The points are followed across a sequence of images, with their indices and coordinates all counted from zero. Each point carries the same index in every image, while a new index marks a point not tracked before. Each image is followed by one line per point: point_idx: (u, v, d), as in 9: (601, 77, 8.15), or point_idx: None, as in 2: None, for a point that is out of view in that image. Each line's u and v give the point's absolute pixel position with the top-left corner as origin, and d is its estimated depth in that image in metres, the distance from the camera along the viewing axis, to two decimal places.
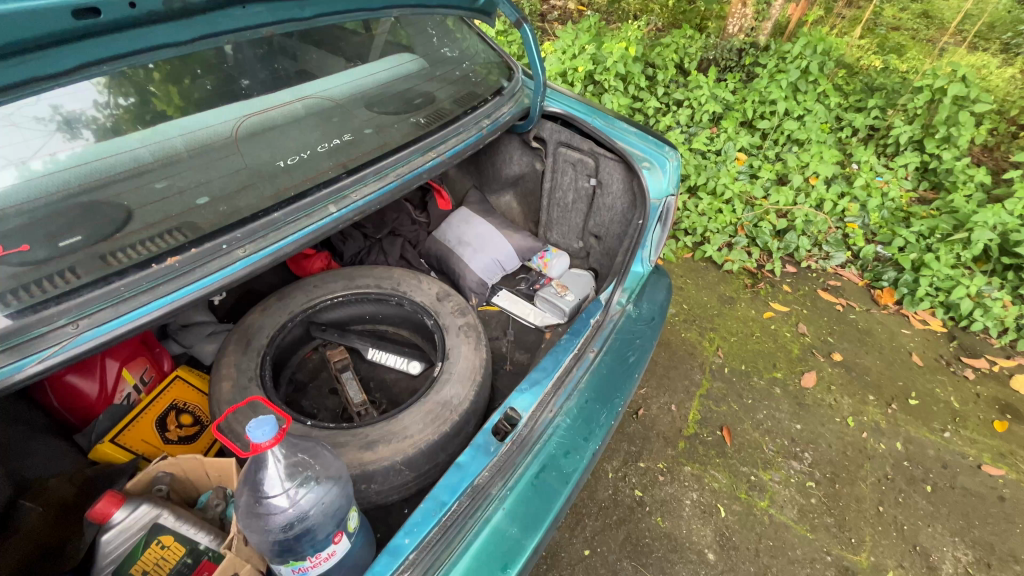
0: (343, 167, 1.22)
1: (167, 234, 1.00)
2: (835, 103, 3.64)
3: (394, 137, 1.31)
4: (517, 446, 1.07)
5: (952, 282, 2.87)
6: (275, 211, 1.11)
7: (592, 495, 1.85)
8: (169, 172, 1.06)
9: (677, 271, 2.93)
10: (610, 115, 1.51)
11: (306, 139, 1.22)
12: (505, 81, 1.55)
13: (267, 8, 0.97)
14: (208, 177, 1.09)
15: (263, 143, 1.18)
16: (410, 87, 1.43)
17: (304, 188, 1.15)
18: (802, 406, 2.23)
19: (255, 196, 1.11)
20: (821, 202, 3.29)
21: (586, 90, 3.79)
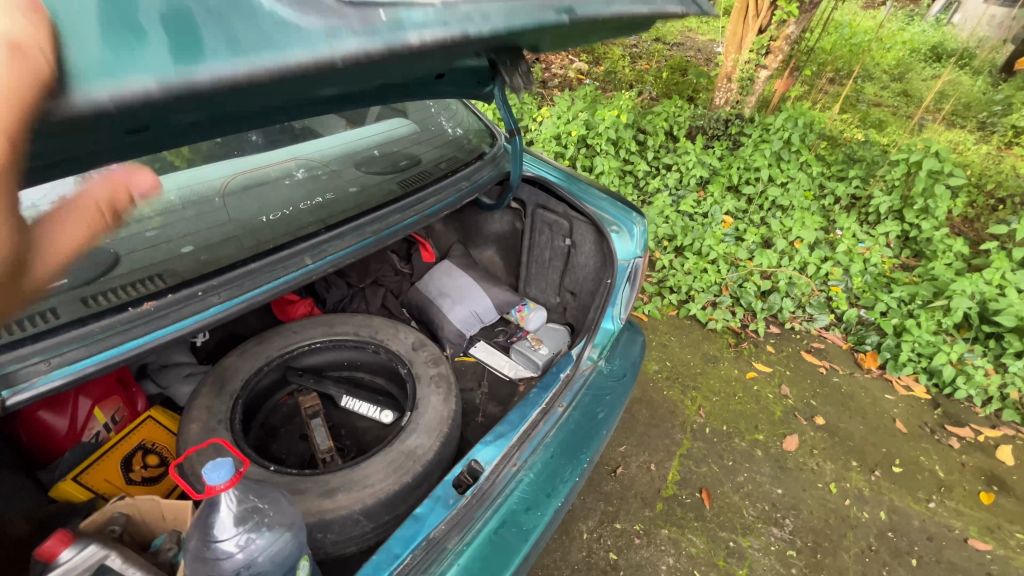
0: (324, 222, 1.29)
1: (148, 279, 1.06)
2: (817, 172, 3.82)
3: (377, 196, 1.39)
4: (477, 499, 1.08)
5: (934, 348, 2.90)
6: (252, 262, 1.16)
7: (565, 556, 1.80)
8: (160, 225, 1.16)
9: (661, 328, 2.97)
10: (584, 181, 1.61)
11: (291, 199, 1.32)
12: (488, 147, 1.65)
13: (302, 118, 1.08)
14: (194, 230, 1.19)
15: (251, 201, 1.29)
16: (395, 153, 1.55)
17: (284, 241, 1.22)
18: (784, 470, 2.21)
19: (236, 248, 1.18)
20: (804, 265, 3.39)
21: (579, 153, 4.00)
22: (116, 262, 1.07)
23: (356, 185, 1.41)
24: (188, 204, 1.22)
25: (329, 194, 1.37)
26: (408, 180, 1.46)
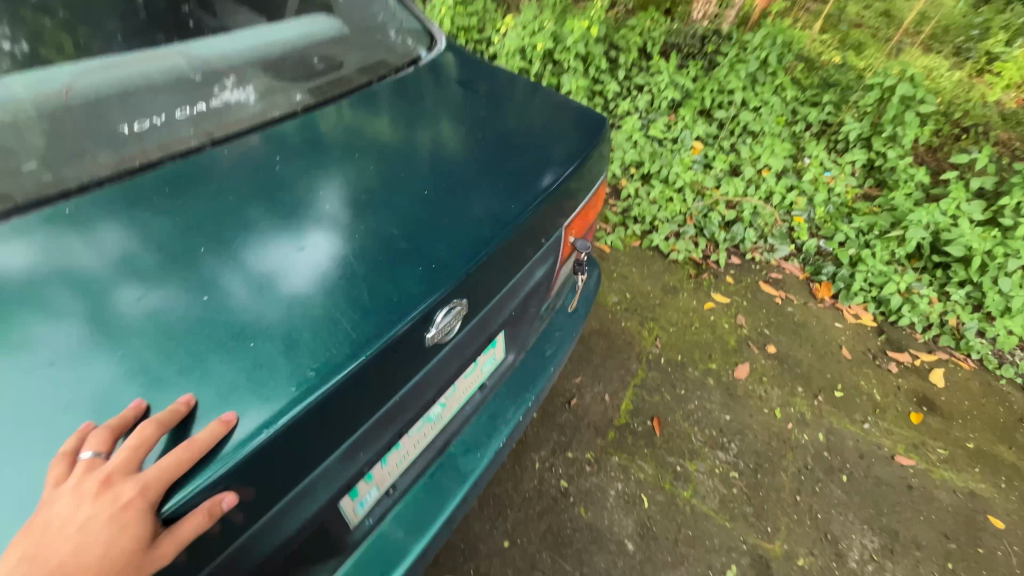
0: (209, 136, 1.19)
1: None
2: (790, 96, 3.65)
3: (277, 106, 1.30)
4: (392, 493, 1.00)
5: (884, 278, 2.98)
6: (111, 182, 1.06)
7: (517, 486, 1.82)
8: (92, 225, 0.97)
9: (623, 259, 2.90)
10: (503, 70, 1.63)
11: (228, 172, 1.12)
12: (478, 90, 1.48)
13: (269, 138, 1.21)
14: (142, 236, 0.97)
15: (208, 185, 1.08)
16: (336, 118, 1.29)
17: (156, 157, 1.12)
18: (733, 396, 2.27)
19: (90, 164, 1.06)
20: (770, 194, 3.33)
21: (545, 69, 3.76)
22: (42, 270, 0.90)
23: (307, 159, 1.16)
24: (113, 202, 1.02)
25: (247, 137, 1.20)
26: (323, 85, 1.37)
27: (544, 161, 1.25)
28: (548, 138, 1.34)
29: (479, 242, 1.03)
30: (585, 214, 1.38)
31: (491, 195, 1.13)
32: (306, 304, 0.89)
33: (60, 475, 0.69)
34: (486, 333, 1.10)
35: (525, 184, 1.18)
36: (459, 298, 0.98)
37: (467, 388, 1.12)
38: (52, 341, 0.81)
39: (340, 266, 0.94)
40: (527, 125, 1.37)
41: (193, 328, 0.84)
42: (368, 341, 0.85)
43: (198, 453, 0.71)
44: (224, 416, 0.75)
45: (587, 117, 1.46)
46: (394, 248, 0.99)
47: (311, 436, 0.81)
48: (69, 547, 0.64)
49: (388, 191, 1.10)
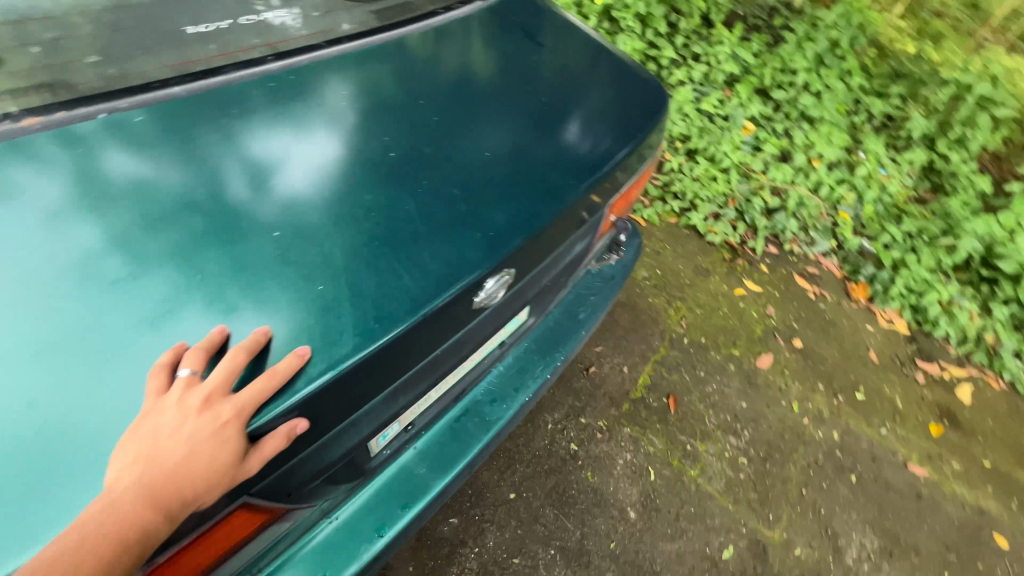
0: (272, 49, 1.23)
1: (40, 89, 1.03)
2: (857, 84, 3.42)
3: (337, 27, 1.33)
4: (409, 434, 0.99)
5: (926, 286, 2.87)
6: (174, 83, 1.11)
7: (528, 442, 1.84)
8: (132, 144, 0.97)
9: (657, 235, 2.83)
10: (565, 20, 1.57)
11: (271, 111, 1.08)
12: (543, 43, 1.43)
13: (326, 64, 1.21)
14: (182, 165, 0.95)
15: (252, 123, 1.05)
16: (389, 60, 1.25)
17: (219, 64, 1.16)
18: (752, 385, 2.24)
19: (152, 63, 1.13)
20: (818, 185, 3.19)
21: (600, 26, 3.57)
22: (83, 189, 0.90)
23: (356, 108, 1.11)
24: (155, 126, 1.01)
25: (304, 61, 1.21)
26: (381, 13, 1.39)
27: (592, 143, 1.20)
28: (602, 117, 1.28)
29: (537, 216, 1.02)
30: (626, 196, 1.33)
31: (548, 169, 1.09)
32: (364, 252, 0.88)
33: (161, 388, 0.72)
34: (523, 299, 1.09)
35: (575, 168, 1.12)
36: (511, 267, 0.98)
37: (494, 342, 1.09)
38: (85, 251, 0.83)
39: (396, 218, 0.93)
40: (583, 97, 1.30)
41: (231, 268, 0.84)
42: (428, 301, 0.86)
43: (279, 384, 0.74)
44: (297, 349, 0.77)
45: (649, 100, 1.40)
46: (451, 208, 0.97)
47: (363, 382, 0.82)
48: (182, 453, 0.68)
49: (444, 145, 1.07)
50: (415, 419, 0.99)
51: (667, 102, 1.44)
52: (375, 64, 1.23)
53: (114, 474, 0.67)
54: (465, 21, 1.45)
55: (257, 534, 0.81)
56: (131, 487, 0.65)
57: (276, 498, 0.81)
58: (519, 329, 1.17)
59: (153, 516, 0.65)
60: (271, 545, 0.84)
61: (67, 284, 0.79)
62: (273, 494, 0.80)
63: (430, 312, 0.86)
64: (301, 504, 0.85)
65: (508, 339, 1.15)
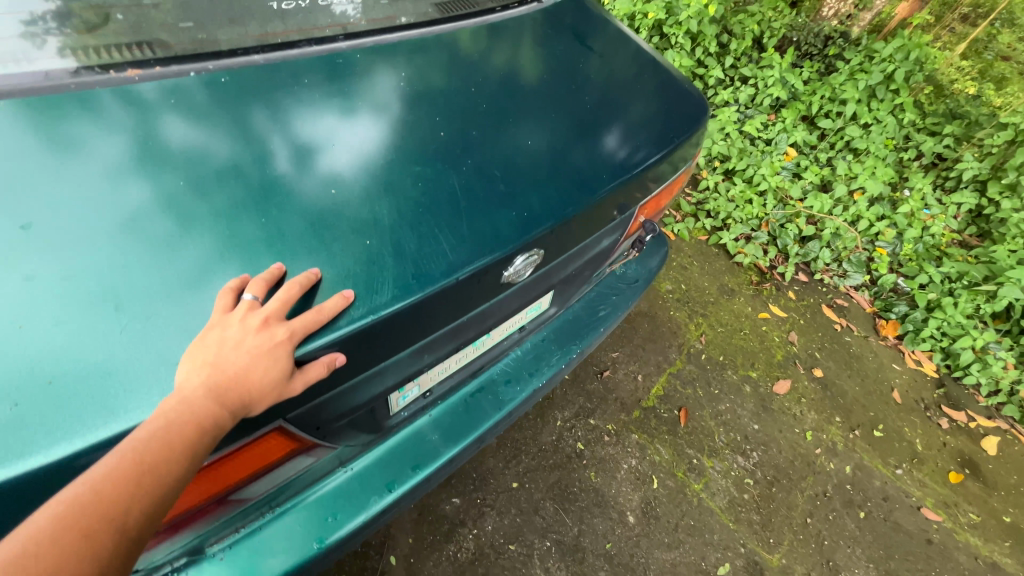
0: (344, 30, 1.33)
1: (139, 46, 1.15)
2: (908, 120, 3.34)
3: (404, 15, 1.43)
4: (426, 399, 1.05)
5: (961, 331, 2.78)
6: (254, 52, 1.21)
7: (535, 436, 1.87)
8: (191, 110, 1.04)
9: (686, 250, 2.83)
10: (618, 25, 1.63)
11: (319, 91, 1.15)
12: (594, 47, 1.48)
13: (390, 47, 1.30)
14: (237, 133, 1.03)
15: (299, 102, 1.12)
16: (445, 49, 1.33)
17: (294, 39, 1.27)
18: (766, 409, 2.23)
19: (240, 32, 1.24)
20: (857, 219, 3.14)
21: (650, 41, 3.61)
22: (144, 150, 0.97)
23: (397, 103, 1.14)
24: (213, 98, 1.08)
25: (370, 43, 1.30)
26: (447, 5, 1.49)
27: (628, 152, 1.22)
28: (641, 129, 1.30)
29: (570, 203, 1.07)
30: (657, 200, 1.37)
31: (585, 162, 1.15)
32: (409, 217, 0.95)
33: (228, 306, 0.80)
34: (547, 284, 1.13)
35: (605, 172, 1.16)
36: (540, 247, 1.03)
37: (515, 323, 1.14)
38: (142, 205, 0.90)
39: (437, 192, 0.99)
40: (626, 102, 1.34)
41: (276, 230, 0.91)
42: (463, 266, 0.92)
43: (325, 318, 0.80)
44: (344, 291, 0.84)
45: (688, 114, 1.42)
46: (490, 187, 1.03)
47: (394, 334, 0.88)
48: (244, 361, 0.74)
49: (490, 128, 1.13)
50: (434, 386, 1.05)
51: (708, 116, 1.47)
52: (428, 55, 1.29)
53: (183, 375, 0.73)
54: (521, 21, 1.51)
55: (285, 463, 0.88)
56: (200, 386, 0.72)
57: (306, 430, 0.86)
58: (540, 316, 1.21)
59: (221, 412, 0.72)
60: (291, 480, 0.91)
61: (124, 233, 0.87)
62: (305, 425, 0.85)
63: (463, 277, 0.92)
64: (325, 441, 0.91)
65: (529, 325, 1.20)
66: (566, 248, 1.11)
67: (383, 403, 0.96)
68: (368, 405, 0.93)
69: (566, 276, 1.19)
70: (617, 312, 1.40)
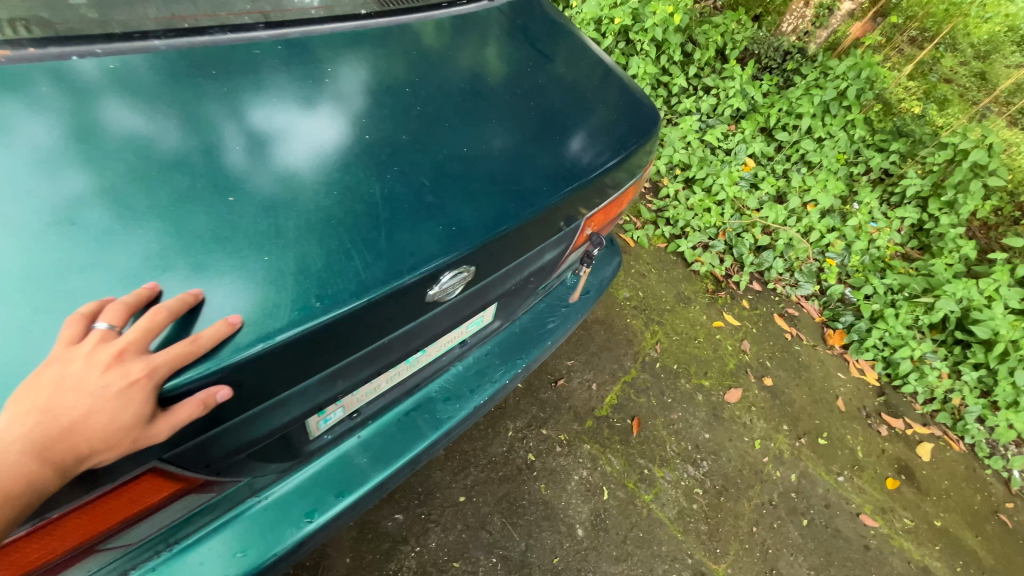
0: (265, 18, 1.23)
1: (14, 22, 1.02)
2: (858, 136, 3.47)
3: (339, 7, 1.34)
4: (353, 421, 0.98)
5: (901, 341, 2.90)
6: (155, 38, 1.10)
7: (485, 448, 1.82)
8: (134, 92, 0.96)
9: (645, 257, 2.84)
10: (573, 30, 1.58)
11: (279, 74, 1.09)
12: (544, 51, 1.42)
13: (326, 37, 1.22)
14: (187, 118, 0.95)
15: (256, 87, 1.05)
16: (379, 44, 1.25)
17: (206, 26, 1.16)
18: (717, 417, 2.25)
19: (138, 14, 1.13)
20: (809, 230, 3.24)
21: (616, 46, 3.60)
22: (78, 133, 0.88)
23: (344, 101, 1.07)
24: (153, 80, 1.00)
25: (296, 33, 1.21)
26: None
27: (593, 157, 1.21)
28: (603, 132, 1.29)
29: (506, 215, 1.01)
30: (606, 211, 1.33)
31: (526, 170, 1.10)
32: (325, 230, 0.87)
33: (74, 336, 0.68)
34: (484, 299, 1.07)
35: (565, 178, 1.13)
36: (470, 263, 0.97)
37: (451, 340, 1.08)
38: (74, 193, 0.81)
39: (360, 203, 0.92)
40: (586, 108, 1.32)
41: (178, 235, 0.81)
42: (377, 285, 0.85)
43: (202, 350, 0.71)
44: (229, 317, 0.75)
45: (640, 122, 1.40)
46: (417, 199, 0.96)
47: (299, 361, 0.80)
48: (83, 408, 0.64)
49: (421, 132, 1.06)
50: (360, 408, 0.98)
51: (659, 126, 1.44)
52: (367, 50, 1.21)
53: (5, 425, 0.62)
54: (470, 20, 1.44)
55: (165, 504, 0.79)
56: (22, 439, 0.62)
57: (192, 467, 0.78)
58: (483, 330, 1.16)
59: (46, 466, 0.63)
60: (188, 516, 0.83)
61: (50, 223, 0.78)
62: (190, 463, 0.77)
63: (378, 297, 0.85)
64: (222, 477, 0.83)
65: (470, 340, 1.14)
66: (502, 261, 1.05)
67: (295, 431, 0.89)
68: (278, 433, 0.86)
69: (509, 290, 1.14)
70: (566, 324, 1.37)
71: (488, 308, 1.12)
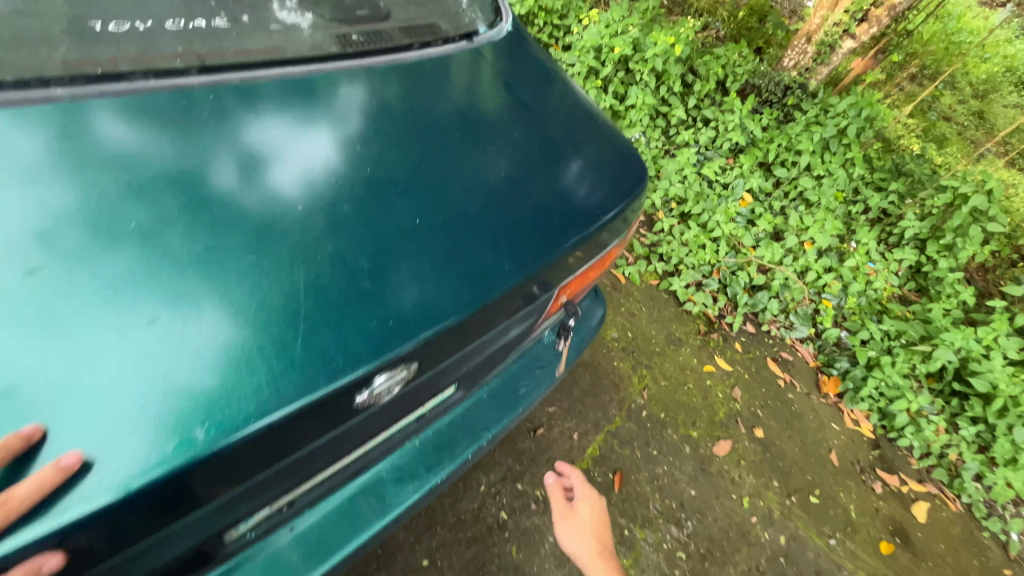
0: (200, 59, 1.10)
1: None
2: (857, 173, 3.36)
3: (287, 45, 1.21)
4: (287, 515, 0.90)
5: (897, 391, 2.79)
6: (56, 84, 0.94)
7: (454, 504, 1.69)
8: (125, 107, 0.94)
9: (636, 295, 2.75)
10: (560, 73, 1.53)
11: (272, 97, 1.07)
12: (523, 95, 1.35)
13: (289, 76, 1.14)
14: (181, 133, 0.94)
15: (219, 131, 0.97)
16: (338, 90, 1.14)
17: (123, 69, 1.01)
18: (705, 472, 2.14)
19: (38, 56, 0.96)
20: (805, 270, 3.14)
21: (616, 75, 3.55)
22: (63, 145, 0.85)
23: (280, 154, 0.97)
24: (74, 133, 0.87)
25: (236, 78, 1.08)
26: (353, 39, 1.31)
27: (590, 188, 1.22)
28: (600, 165, 1.30)
29: (456, 303, 0.93)
30: (584, 277, 1.25)
31: (487, 248, 1.00)
32: (226, 337, 0.77)
33: None
34: (432, 390, 0.99)
35: (560, 210, 1.14)
36: (409, 361, 0.88)
37: (404, 421, 0.99)
38: (56, 213, 0.79)
39: (277, 301, 0.81)
40: (578, 145, 1.31)
41: (93, 300, 0.73)
42: (281, 406, 0.75)
43: (20, 514, 0.62)
44: (63, 459, 0.64)
45: (626, 180, 1.30)
46: (351, 288, 0.86)
47: (190, 492, 0.72)
48: None
49: (367, 201, 0.96)
50: (293, 498, 0.89)
51: (646, 185, 1.37)
52: (319, 98, 1.11)
53: None
54: (444, 62, 1.35)
55: None
56: None
57: None
58: (443, 404, 1.07)
59: None
60: None
61: (24, 248, 0.75)
62: None
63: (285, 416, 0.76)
64: None
65: (428, 414, 1.05)
66: (451, 350, 0.95)
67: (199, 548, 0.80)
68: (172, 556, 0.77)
69: (469, 369, 1.06)
70: (537, 390, 1.29)
71: (444, 390, 1.03)
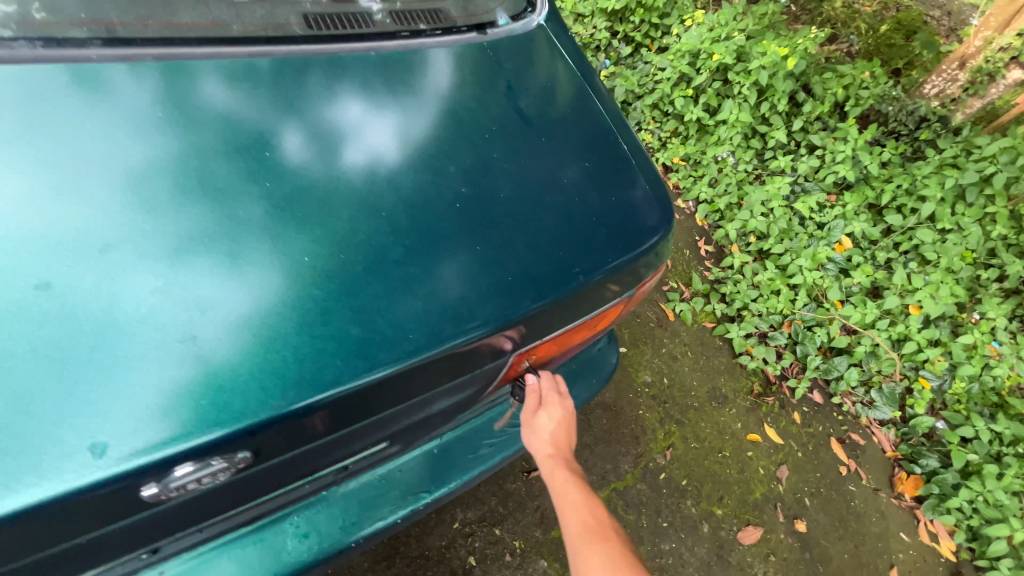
0: (109, 28, 0.96)
1: None
2: (998, 233, 2.67)
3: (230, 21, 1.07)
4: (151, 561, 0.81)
5: (999, 513, 2.22)
6: None
7: (421, 536, 1.56)
8: (228, 69, 0.97)
9: (684, 336, 2.43)
10: (597, 83, 1.36)
11: (356, 71, 1.07)
12: (520, 100, 1.17)
13: (295, 57, 1.04)
14: (273, 100, 0.95)
15: (308, 101, 0.98)
16: (326, 72, 1.03)
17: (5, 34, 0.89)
18: (721, 560, 1.86)
19: None
20: (902, 339, 2.60)
21: (710, 85, 3.16)
22: (171, 100, 0.89)
23: (320, 153, 0.93)
24: (128, 111, 0.85)
25: (149, 57, 0.94)
26: (318, 18, 1.15)
27: (654, 208, 1.18)
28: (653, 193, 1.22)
29: (323, 377, 0.77)
30: (557, 341, 1.08)
31: (397, 305, 0.85)
32: (152, 358, 0.71)
33: None
34: (346, 447, 0.88)
35: (616, 230, 1.09)
36: (236, 452, 0.73)
37: (316, 472, 0.89)
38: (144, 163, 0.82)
39: (94, 347, 0.69)
40: (631, 173, 1.21)
41: (158, 252, 0.76)
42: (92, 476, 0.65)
43: None
44: None
45: (624, 236, 1.09)
46: (215, 340, 0.74)
47: (123, 502, 0.69)
48: None
49: (353, 210, 0.89)
50: (158, 545, 0.80)
51: (666, 240, 1.17)
52: (383, 90, 1.06)
53: None
54: (423, 55, 1.16)
55: None
56: None
57: None
58: (375, 455, 0.97)
59: None
60: None
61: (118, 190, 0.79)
62: None
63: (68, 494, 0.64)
64: None
65: (352, 463, 0.95)
66: (368, 408, 0.84)
67: None
68: None
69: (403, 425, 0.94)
70: (496, 456, 1.20)
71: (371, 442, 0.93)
